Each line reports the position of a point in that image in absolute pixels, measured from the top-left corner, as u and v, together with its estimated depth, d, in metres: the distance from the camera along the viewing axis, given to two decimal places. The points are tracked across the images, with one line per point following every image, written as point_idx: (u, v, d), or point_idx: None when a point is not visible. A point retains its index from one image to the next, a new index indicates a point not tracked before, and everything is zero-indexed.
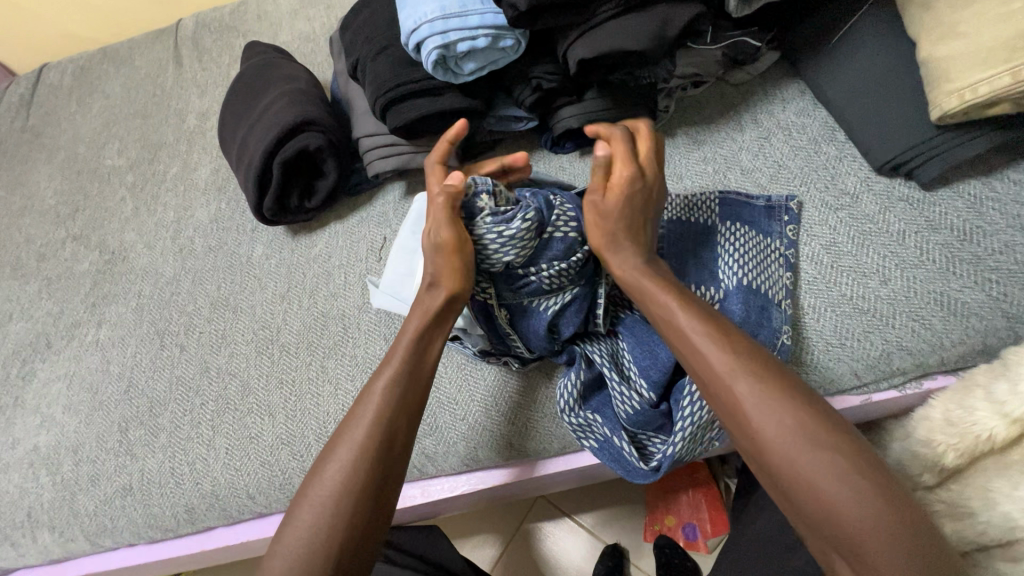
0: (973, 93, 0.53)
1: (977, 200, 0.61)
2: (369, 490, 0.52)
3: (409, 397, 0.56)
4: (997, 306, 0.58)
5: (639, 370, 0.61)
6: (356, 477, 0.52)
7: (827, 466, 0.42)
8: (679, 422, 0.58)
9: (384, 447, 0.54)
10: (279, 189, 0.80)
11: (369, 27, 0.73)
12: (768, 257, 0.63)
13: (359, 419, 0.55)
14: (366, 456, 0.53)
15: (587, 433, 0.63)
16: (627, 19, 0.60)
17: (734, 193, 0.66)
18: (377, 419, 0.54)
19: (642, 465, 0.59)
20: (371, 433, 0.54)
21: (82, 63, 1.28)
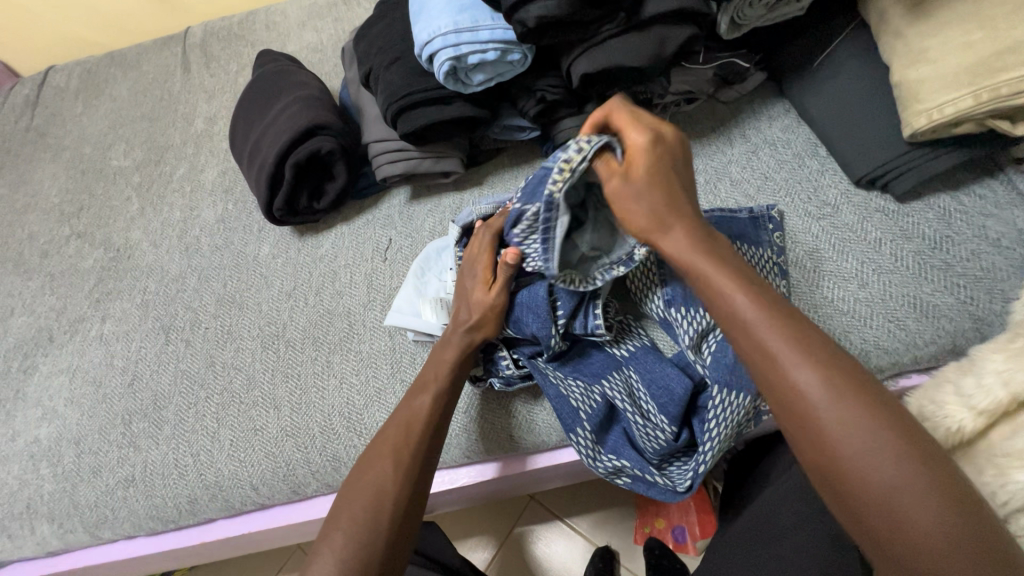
0: (941, 113, 0.58)
1: (947, 211, 0.66)
2: (426, 461, 0.58)
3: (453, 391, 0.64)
4: (965, 308, 0.62)
5: (655, 403, 0.63)
6: (418, 447, 0.58)
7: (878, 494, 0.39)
8: (705, 445, 0.61)
9: (425, 432, 0.59)
10: (289, 191, 0.83)
11: (382, 39, 0.77)
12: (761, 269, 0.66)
13: (413, 408, 0.61)
14: (415, 441, 0.58)
15: (619, 474, 0.66)
16: (627, 37, 0.64)
17: (720, 210, 0.68)
18: (432, 405, 0.61)
19: (675, 490, 0.63)
20: (414, 423, 0.60)
21: (89, 66, 1.31)
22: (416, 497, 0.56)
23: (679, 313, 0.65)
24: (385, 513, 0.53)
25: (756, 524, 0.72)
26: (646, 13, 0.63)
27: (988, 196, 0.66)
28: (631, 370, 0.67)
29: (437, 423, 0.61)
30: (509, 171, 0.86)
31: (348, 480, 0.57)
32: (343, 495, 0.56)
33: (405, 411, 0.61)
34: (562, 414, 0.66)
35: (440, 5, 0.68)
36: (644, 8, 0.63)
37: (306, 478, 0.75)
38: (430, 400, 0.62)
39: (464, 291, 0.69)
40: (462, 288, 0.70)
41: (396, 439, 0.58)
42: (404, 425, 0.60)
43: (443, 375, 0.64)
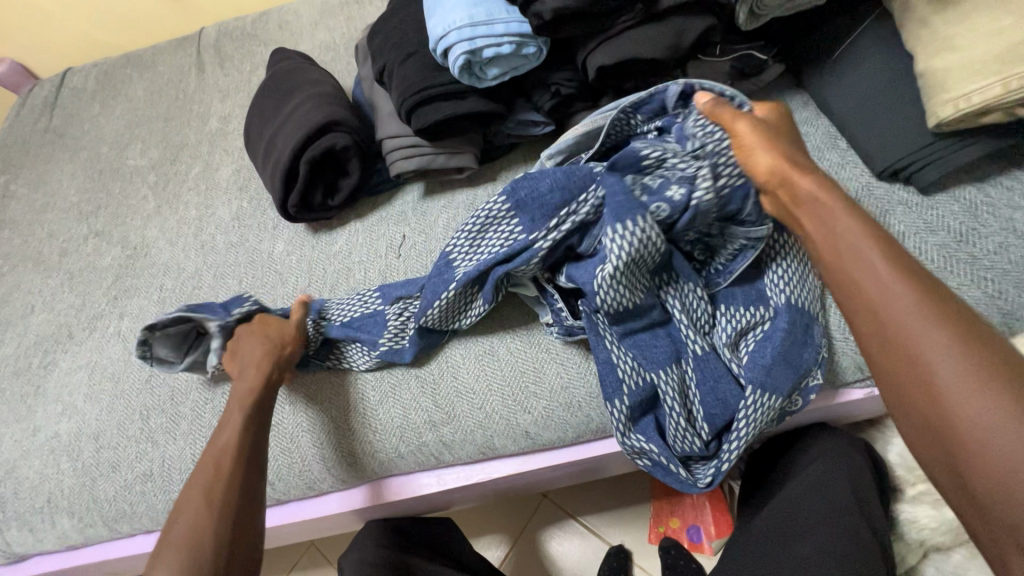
0: (967, 103, 0.56)
1: (973, 204, 0.65)
2: (246, 484, 0.61)
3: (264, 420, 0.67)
4: (993, 302, 0.61)
5: (703, 406, 0.63)
6: (235, 477, 0.60)
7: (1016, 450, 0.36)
8: (730, 444, 0.62)
9: (215, 459, 0.62)
10: (304, 187, 0.84)
11: (396, 34, 0.77)
12: (801, 269, 0.64)
13: (220, 444, 0.64)
14: (224, 480, 0.60)
15: (640, 455, 0.65)
16: (643, 29, 0.64)
17: None
18: (244, 431, 0.65)
19: (695, 484, 0.64)
20: (223, 458, 0.62)
21: (106, 68, 1.32)
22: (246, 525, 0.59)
23: (717, 309, 0.65)
24: (206, 547, 0.56)
25: (772, 521, 0.72)
26: (664, 4, 0.63)
27: (1016, 187, 0.65)
28: (688, 365, 0.64)
29: (223, 448, 0.63)
30: (522, 167, 0.86)
31: (170, 520, 0.59)
32: (163, 541, 0.57)
33: (216, 444, 0.64)
34: (604, 378, 0.64)
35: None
36: None
37: (323, 474, 0.75)
38: (240, 428, 0.64)
39: (236, 355, 0.71)
40: (237, 355, 0.71)
41: (204, 481, 0.60)
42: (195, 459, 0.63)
43: (252, 400, 0.66)
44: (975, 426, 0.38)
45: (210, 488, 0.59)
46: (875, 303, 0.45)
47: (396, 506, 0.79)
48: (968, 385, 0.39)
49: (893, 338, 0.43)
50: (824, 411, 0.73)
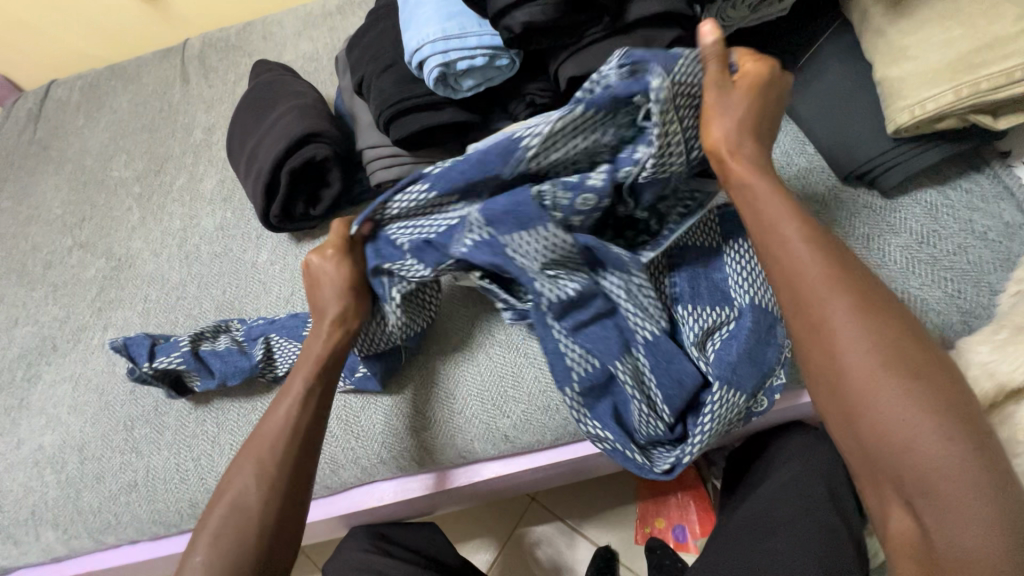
0: (922, 109, 0.58)
1: (933, 206, 0.67)
2: (303, 450, 0.61)
3: (331, 378, 0.65)
4: (953, 301, 0.63)
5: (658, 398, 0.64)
6: (288, 447, 0.60)
7: (925, 432, 0.40)
8: (697, 433, 0.63)
9: (306, 426, 0.62)
10: (285, 197, 0.85)
11: (374, 47, 0.79)
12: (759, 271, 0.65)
13: (274, 421, 0.62)
14: (281, 447, 0.60)
15: (599, 440, 0.66)
16: (613, 41, 0.66)
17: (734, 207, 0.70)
18: (301, 402, 0.62)
19: (655, 470, 0.65)
20: (279, 433, 0.61)
21: (90, 80, 1.33)
22: (305, 476, 0.60)
23: (684, 311, 0.66)
24: (260, 511, 0.57)
25: (749, 518, 0.73)
26: (631, 16, 0.64)
27: (975, 190, 0.67)
28: (642, 352, 0.64)
29: (318, 409, 0.63)
30: None
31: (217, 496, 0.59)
32: (199, 533, 0.57)
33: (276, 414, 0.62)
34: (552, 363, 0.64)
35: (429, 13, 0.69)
36: (629, 11, 0.64)
37: None
38: (302, 395, 0.63)
39: (313, 295, 0.68)
40: (312, 273, 0.68)
41: (261, 447, 0.60)
42: (282, 430, 0.61)
43: (329, 355, 0.65)
44: (888, 411, 0.41)
45: (277, 454, 0.59)
46: (801, 292, 0.47)
47: (381, 511, 0.80)
48: (880, 372, 0.42)
49: (810, 324, 0.46)
50: (797, 410, 0.75)
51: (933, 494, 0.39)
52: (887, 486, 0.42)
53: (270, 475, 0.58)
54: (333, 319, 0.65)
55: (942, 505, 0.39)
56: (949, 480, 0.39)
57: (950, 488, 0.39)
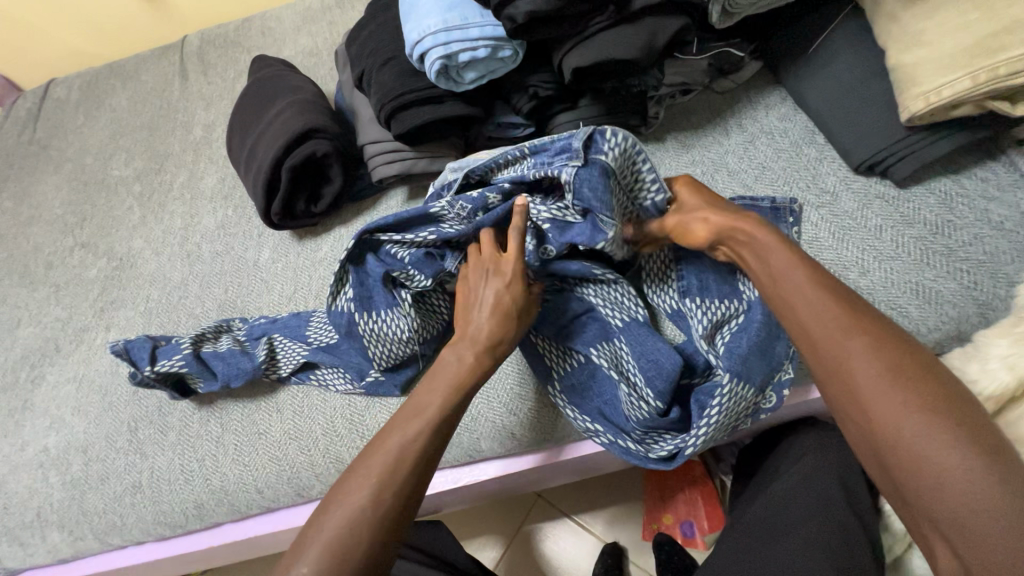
0: (938, 96, 0.57)
1: (948, 196, 0.66)
2: (417, 484, 0.53)
3: (457, 412, 0.58)
4: (969, 293, 0.61)
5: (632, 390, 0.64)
6: (398, 476, 0.52)
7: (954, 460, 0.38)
8: (701, 421, 0.60)
9: (428, 447, 0.54)
10: (286, 194, 0.84)
11: (374, 40, 0.77)
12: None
13: (388, 445, 0.54)
14: (400, 478, 0.52)
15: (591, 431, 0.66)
16: (618, 30, 0.64)
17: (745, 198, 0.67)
18: (421, 432, 0.55)
19: (649, 457, 0.64)
20: (400, 462, 0.53)
21: (89, 78, 1.32)
22: (409, 491, 0.52)
23: (693, 304, 0.65)
24: (357, 550, 0.48)
25: (759, 516, 0.72)
26: (636, 5, 0.63)
27: (991, 178, 0.65)
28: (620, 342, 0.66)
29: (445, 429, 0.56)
30: None
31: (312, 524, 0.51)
32: (307, 545, 0.49)
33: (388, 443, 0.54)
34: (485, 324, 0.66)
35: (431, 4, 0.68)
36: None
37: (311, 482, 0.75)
38: (439, 418, 0.56)
39: (464, 287, 0.64)
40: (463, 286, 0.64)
41: (381, 474, 0.52)
42: (403, 456, 0.53)
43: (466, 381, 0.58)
44: (909, 438, 0.40)
45: (390, 482, 0.51)
46: (809, 328, 0.47)
47: None
48: (901, 401, 0.41)
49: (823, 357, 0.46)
50: (807, 405, 0.74)
51: (971, 529, 0.37)
52: (922, 520, 0.40)
53: (376, 511, 0.50)
54: (474, 336, 0.60)
55: (981, 540, 0.37)
56: (987, 513, 0.37)
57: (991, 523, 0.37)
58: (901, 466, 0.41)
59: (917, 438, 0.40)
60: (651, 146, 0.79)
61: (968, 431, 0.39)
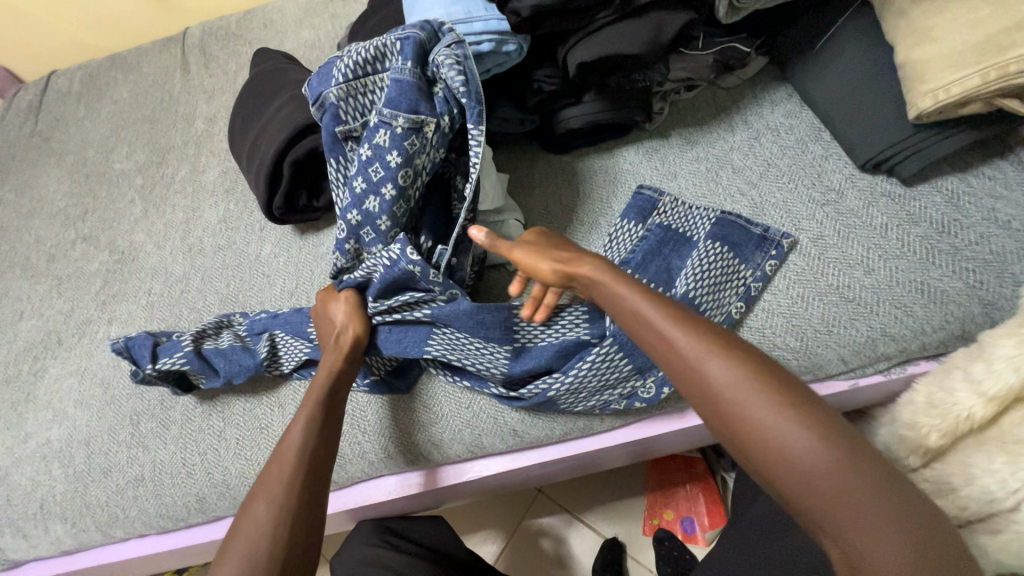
0: (946, 93, 0.56)
1: (954, 194, 0.65)
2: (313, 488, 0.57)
3: (333, 412, 0.65)
4: (974, 293, 0.61)
5: (588, 371, 0.64)
6: (303, 480, 0.57)
7: (825, 470, 0.40)
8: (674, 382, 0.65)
9: (319, 460, 0.60)
10: (289, 188, 0.83)
11: (376, 34, 0.77)
12: (718, 259, 0.65)
13: (286, 449, 0.60)
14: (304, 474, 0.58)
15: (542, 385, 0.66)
16: (623, 25, 0.64)
17: (733, 216, 0.69)
18: (309, 439, 0.61)
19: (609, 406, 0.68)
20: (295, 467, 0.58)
21: (90, 70, 1.31)
22: (316, 495, 0.57)
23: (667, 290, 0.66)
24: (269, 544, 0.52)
25: (762, 514, 0.72)
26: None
27: (998, 177, 0.65)
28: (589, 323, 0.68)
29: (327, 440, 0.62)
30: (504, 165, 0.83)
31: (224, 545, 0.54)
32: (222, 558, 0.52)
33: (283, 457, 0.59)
34: (406, 346, 0.70)
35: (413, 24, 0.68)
36: None
37: None
38: (311, 428, 0.61)
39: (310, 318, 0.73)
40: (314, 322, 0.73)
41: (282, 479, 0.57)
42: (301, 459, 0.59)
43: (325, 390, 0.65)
44: (782, 454, 0.41)
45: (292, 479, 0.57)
46: (676, 358, 0.49)
47: (387, 506, 0.80)
48: (760, 411, 0.43)
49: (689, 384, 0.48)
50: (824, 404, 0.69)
51: (839, 520, 0.39)
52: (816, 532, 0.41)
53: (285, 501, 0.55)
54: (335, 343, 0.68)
55: (853, 531, 0.39)
56: (850, 501, 0.39)
57: (863, 523, 0.38)
58: (789, 490, 0.42)
59: (786, 449, 0.41)
60: (655, 142, 0.79)
61: (820, 427, 0.41)
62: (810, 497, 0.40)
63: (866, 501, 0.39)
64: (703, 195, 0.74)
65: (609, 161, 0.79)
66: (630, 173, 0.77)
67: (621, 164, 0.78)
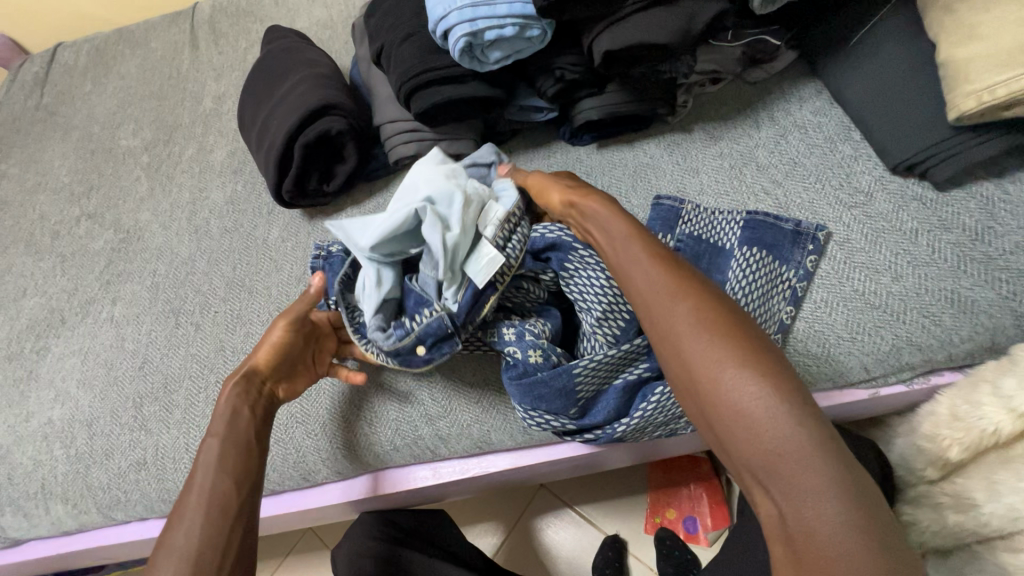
0: (992, 95, 0.54)
1: (989, 201, 0.63)
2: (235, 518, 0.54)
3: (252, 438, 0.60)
4: (1007, 304, 0.59)
5: (655, 410, 0.61)
6: (220, 505, 0.54)
7: (772, 416, 0.39)
8: None
9: (228, 485, 0.56)
10: (299, 171, 0.81)
11: (394, 14, 0.74)
12: (623, 299, 0.62)
13: (199, 472, 0.57)
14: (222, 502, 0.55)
15: (608, 431, 0.64)
16: (653, 13, 0.62)
17: (762, 215, 0.65)
18: (215, 467, 0.56)
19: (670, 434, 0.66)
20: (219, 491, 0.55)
21: (97, 44, 1.28)
22: (236, 521, 0.54)
23: None
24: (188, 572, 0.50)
25: None
26: None
27: None
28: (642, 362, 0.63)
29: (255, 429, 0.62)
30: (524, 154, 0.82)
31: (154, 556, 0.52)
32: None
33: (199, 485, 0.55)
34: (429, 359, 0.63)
35: (463, 26, 0.63)
36: None
37: (316, 466, 0.74)
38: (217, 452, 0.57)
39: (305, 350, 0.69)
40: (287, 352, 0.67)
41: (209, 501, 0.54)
42: (212, 484, 0.55)
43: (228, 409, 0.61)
44: (731, 400, 0.40)
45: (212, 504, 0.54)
46: (645, 298, 0.48)
47: (390, 497, 0.78)
48: (719, 358, 0.42)
49: (658, 328, 0.46)
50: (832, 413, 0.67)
51: (781, 475, 0.38)
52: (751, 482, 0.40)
53: (194, 531, 0.52)
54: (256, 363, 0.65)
55: (793, 486, 0.38)
56: (779, 444, 0.38)
57: (791, 452, 0.38)
58: (735, 442, 0.40)
59: (737, 391, 0.40)
60: (677, 135, 0.76)
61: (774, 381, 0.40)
62: (763, 449, 0.39)
63: (809, 449, 0.38)
64: (725, 194, 0.71)
65: (629, 153, 0.77)
66: (651, 168, 0.75)
67: (642, 158, 0.76)
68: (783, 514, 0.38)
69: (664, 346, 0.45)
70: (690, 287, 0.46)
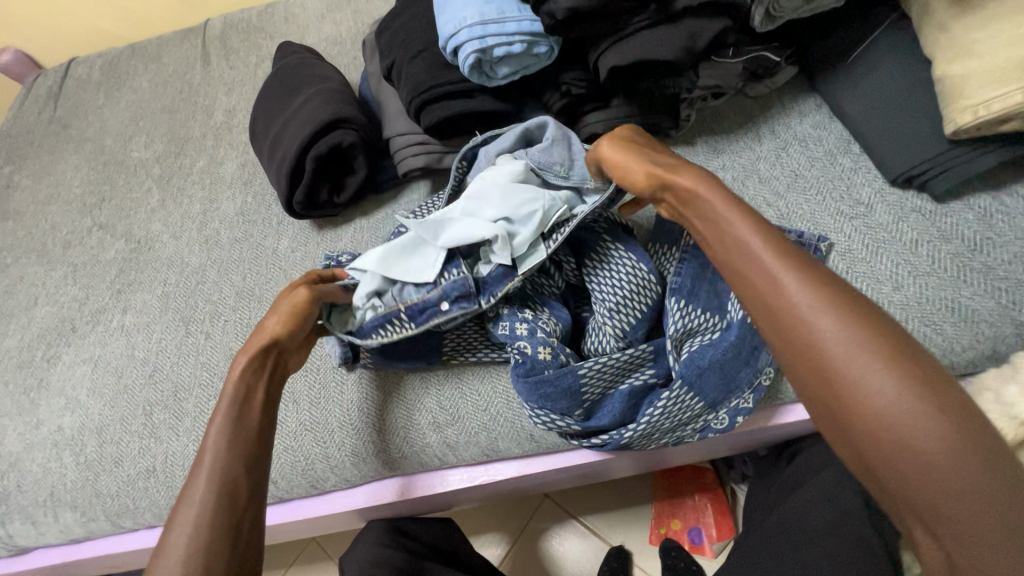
0: (986, 110, 0.56)
1: (988, 212, 0.64)
2: (251, 497, 0.52)
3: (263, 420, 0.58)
4: (1007, 313, 0.60)
5: (660, 416, 0.61)
6: (235, 488, 0.51)
7: (951, 461, 0.33)
8: (730, 413, 0.64)
9: (241, 466, 0.53)
10: (310, 183, 0.83)
11: (405, 31, 0.76)
12: (642, 294, 0.63)
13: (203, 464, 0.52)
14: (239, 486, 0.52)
15: (614, 436, 0.64)
16: (657, 30, 0.64)
17: None
18: (222, 453, 0.53)
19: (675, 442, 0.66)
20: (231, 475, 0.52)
21: (110, 59, 1.31)
22: (251, 505, 0.52)
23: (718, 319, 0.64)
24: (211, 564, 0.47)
25: (780, 529, 0.71)
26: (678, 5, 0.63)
27: None
28: (648, 366, 0.65)
29: (262, 421, 0.57)
30: None
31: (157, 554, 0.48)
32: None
33: (199, 481, 0.51)
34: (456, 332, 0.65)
35: (473, 43, 0.65)
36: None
37: (326, 473, 0.74)
38: (227, 438, 0.54)
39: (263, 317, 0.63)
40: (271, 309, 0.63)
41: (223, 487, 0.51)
42: (223, 466, 0.52)
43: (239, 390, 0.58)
44: (902, 440, 0.35)
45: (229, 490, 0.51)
46: (784, 313, 0.40)
47: (397, 506, 0.79)
48: (871, 372, 0.36)
49: (788, 331, 0.40)
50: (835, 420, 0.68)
51: (963, 527, 0.33)
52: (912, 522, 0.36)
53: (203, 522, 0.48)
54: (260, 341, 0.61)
55: (970, 533, 0.33)
56: (958, 492, 0.33)
57: (978, 505, 0.33)
58: (898, 484, 0.35)
59: (914, 430, 0.34)
60: (681, 148, 0.78)
61: (955, 415, 0.35)
62: (932, 496, 0.34)
63: (992, 497, 0.33)
64: None
65: None
66: None
67: None
68: (952, 559, 0.34)
69: (808, 371, 0.39)
70: (836, 298, 0.39)
